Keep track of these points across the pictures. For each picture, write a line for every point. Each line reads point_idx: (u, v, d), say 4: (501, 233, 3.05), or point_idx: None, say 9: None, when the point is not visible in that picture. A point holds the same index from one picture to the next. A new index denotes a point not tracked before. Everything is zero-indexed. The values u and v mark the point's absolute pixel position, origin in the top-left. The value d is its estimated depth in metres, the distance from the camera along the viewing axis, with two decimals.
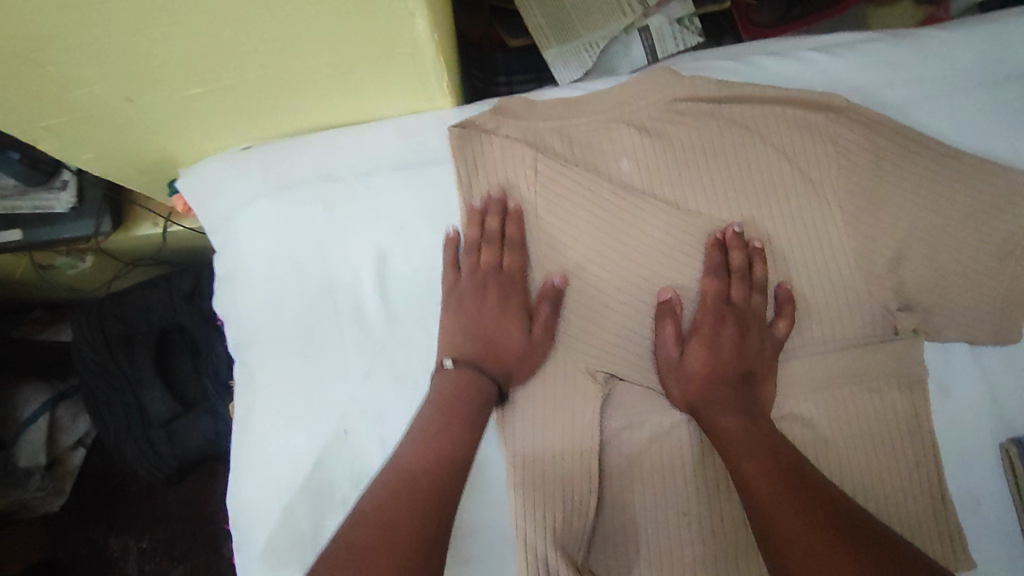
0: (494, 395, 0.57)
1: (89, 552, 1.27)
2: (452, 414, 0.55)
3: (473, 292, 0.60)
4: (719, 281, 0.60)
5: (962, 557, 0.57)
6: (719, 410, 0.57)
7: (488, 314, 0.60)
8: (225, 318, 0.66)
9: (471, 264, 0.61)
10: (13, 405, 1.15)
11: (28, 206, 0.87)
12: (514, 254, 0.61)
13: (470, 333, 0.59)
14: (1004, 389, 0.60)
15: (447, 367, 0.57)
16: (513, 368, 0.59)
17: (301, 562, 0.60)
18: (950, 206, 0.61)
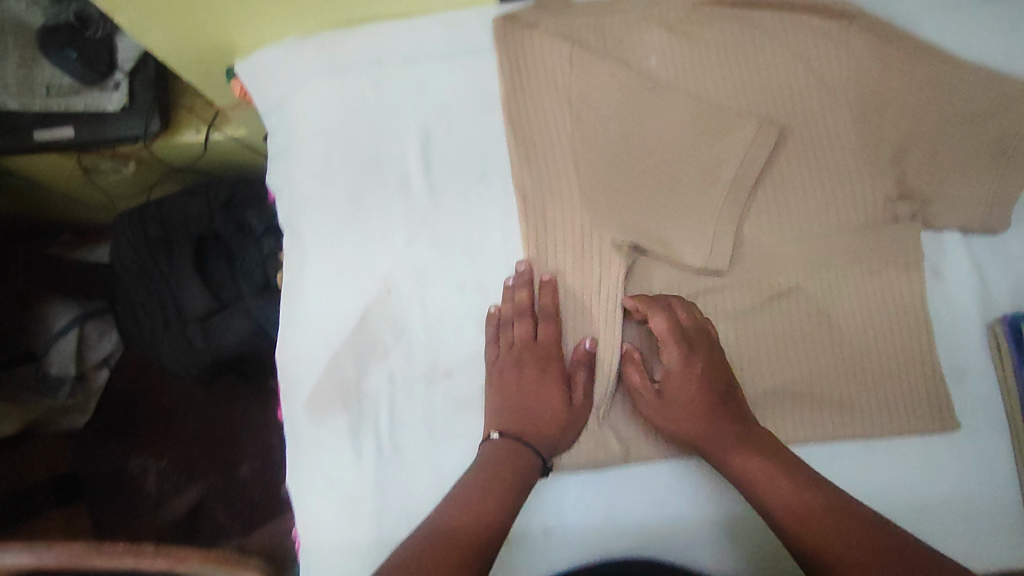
0: (539, 463, 0.61)
1: (110, 470, 1.25)
2: (503, 471, 0.58)
3: (513, 363, 0.64)
4: (667, 316, 0.63)
5: (945, 417, 0.65)
6: (729, 448, 0.59)
7: (529, 383, 0.63)
8: (277, 193, 0.72)
9: (508, 337, 0.65)
10: (44, 319, 1.18)
11: (81, 104, 0.92)
12: (547, 326, 0.65)
13: (512, 400, 0.63)
14: (990, 274, 0.67)
15: (496, 439, 0.61)
16: (557, 430, 0.63)
17: (344, 405, 0.67)
18: (951, 107, 0.66)
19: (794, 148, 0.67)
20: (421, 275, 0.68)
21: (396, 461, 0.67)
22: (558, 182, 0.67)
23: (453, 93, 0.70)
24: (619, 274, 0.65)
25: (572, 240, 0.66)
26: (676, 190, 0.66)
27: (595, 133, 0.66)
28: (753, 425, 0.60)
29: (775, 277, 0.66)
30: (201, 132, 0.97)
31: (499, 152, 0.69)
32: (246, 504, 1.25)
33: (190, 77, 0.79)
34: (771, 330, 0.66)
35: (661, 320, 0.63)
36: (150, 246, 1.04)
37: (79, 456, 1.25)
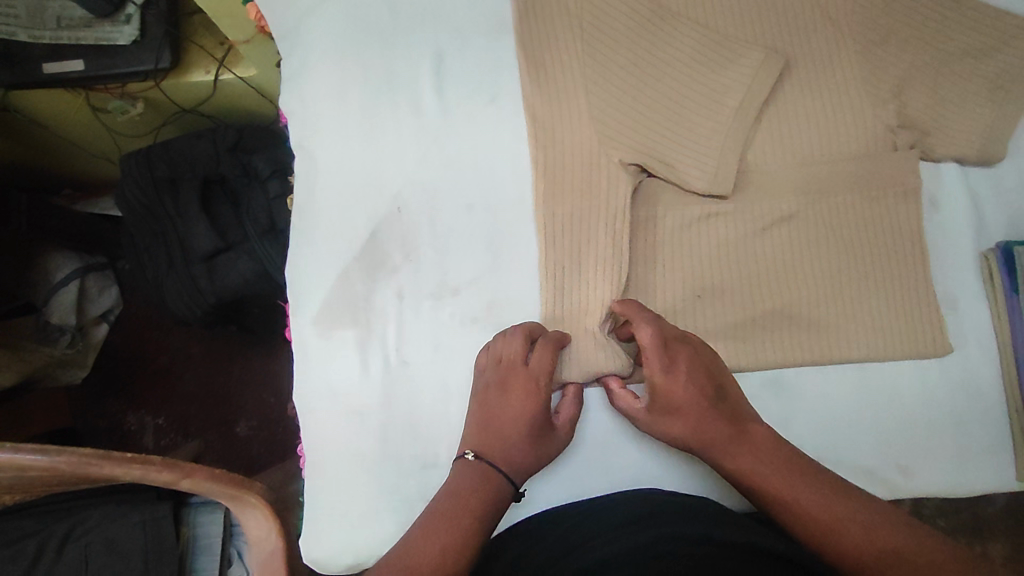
0: (510, 491, 0.60)
1: (106, 427, 1.21)
2: (471, 502, 0.57)
3: (500, 386, 0.62)
4: (651, 327, 0.61)
5: (940, 341, 0.66)
6: (728, 453, 0.59)
7: (513, 407, 0.61)
8: (289, 115, 0.72)
9: (496, 354, 0.63)
10: (44, 268, 1.12)
11: (92, 36, 0.93)
12: (540, 355, 0.63)
13: (491, 420, 0.62)
14: (982, 206, 0.70)
15: (468, 459, 0.60)
16: (533, 461, 0.61)
17: (353, 320, 0.68)
18: (950, 42, 0.68)
19: (799, 79, 0.69)
20: (433, 194, 0.69)
21: (403, 376, 0.67)
22: (569, 105, 0.68)
23: (468, 19, 0.72)
24: (626, 193, 0.66)
25: (581, 161, 0.67)
26: (685, 115, 0.67)
27: (604, 58, 0.68)
28: (748, 424, 0.60)
29: (775, 201, 0.67)
30: (211, 73, 0.97)
31: (511, 75, 0.71)
32: (242, 460, 1.19)
33: (203, 5, 0.80)
34: (773, 253, 0.67)
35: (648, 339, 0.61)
36: (156, 185, 1.02)
37: (75, 412, 1.21)
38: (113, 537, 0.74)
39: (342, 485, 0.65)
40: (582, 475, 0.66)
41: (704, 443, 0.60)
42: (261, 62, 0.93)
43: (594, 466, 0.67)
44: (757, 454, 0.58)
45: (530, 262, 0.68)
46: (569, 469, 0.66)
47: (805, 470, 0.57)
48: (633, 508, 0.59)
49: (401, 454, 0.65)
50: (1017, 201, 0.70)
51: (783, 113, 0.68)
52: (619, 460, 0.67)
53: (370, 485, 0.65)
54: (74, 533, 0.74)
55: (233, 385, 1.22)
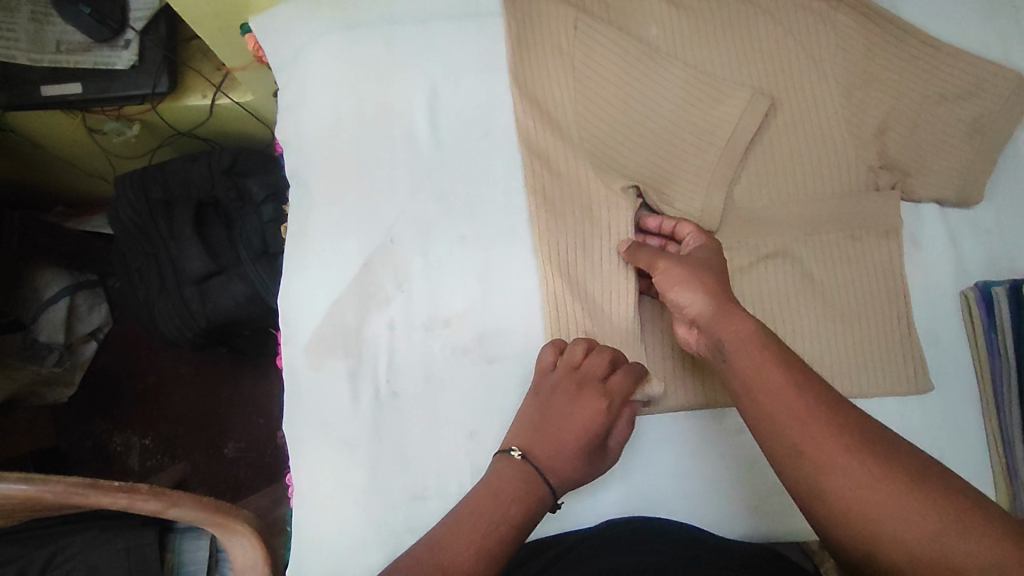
0: (548, 501, 0.57)
1: (91, 447, 1.19)
2: (511, 510, 0.55)
3: (569, 390, 0.61)
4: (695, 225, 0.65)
5: (922, 378, 0.68)
6: (726, 306, 0.57)
7: (580, 418, 0.60)
8: (285, 146, 0.73)
9: (571, 359, 0.63)
10: (32, 287, 1.11)
11: (91, 61, 0.94)
12: (622, 376, 0.61)
13: (552, 425, 0.60)
14: (963, 243, 0.72)
15: (513, 457, 0.58)
16: (575, 478, 0.59)
17: (343, 350, 0.68)
18: (930, 87, 0.71)
19: (784, 119, 0.71)
20: (425, 224, 0.70)
21: (393, 407, 0.67)
22: (561, 138, 0.69)
23: (464, 52, 0.73)
24: (619, 226, 0.67)
25: (573, 196, 0.69)
26: (674, 153, 0.69)
27: (595, 94, 0.70)
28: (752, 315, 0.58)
29: (763, 237, 0.69)
30: (207, 98, 0.98)
31: (503, 108, 0.72)
32: (229, 483, 1.18)
33: (202, 33, 0.81)
34: (762, 289, 0.68)
35: (692, 232, 0.64)
36: (150, 207, 1.03)
37: (59, 431, 1.19)
38: (95, 563, 0.73)
39: (329, 516, 0.65)
40: (572, 508, 0.66)
41: (712, 298, 0.58)
42: (259, 87, 0.95)
43: (614, 495, 0.66)
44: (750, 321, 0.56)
45: (524, 291, 0.69)
46: (591, 499, 0.66)
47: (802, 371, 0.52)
48: (623, 532, 0.59)
49: (389, 484, 0.66)
50: (997, 241, 0.72)
51: (769, 154, 0.70)
52: (628, 487, 0.66)
53: (358, 515, 0.65)
54: (56, 560, 0.73)
55: (223, 406, 1.21)
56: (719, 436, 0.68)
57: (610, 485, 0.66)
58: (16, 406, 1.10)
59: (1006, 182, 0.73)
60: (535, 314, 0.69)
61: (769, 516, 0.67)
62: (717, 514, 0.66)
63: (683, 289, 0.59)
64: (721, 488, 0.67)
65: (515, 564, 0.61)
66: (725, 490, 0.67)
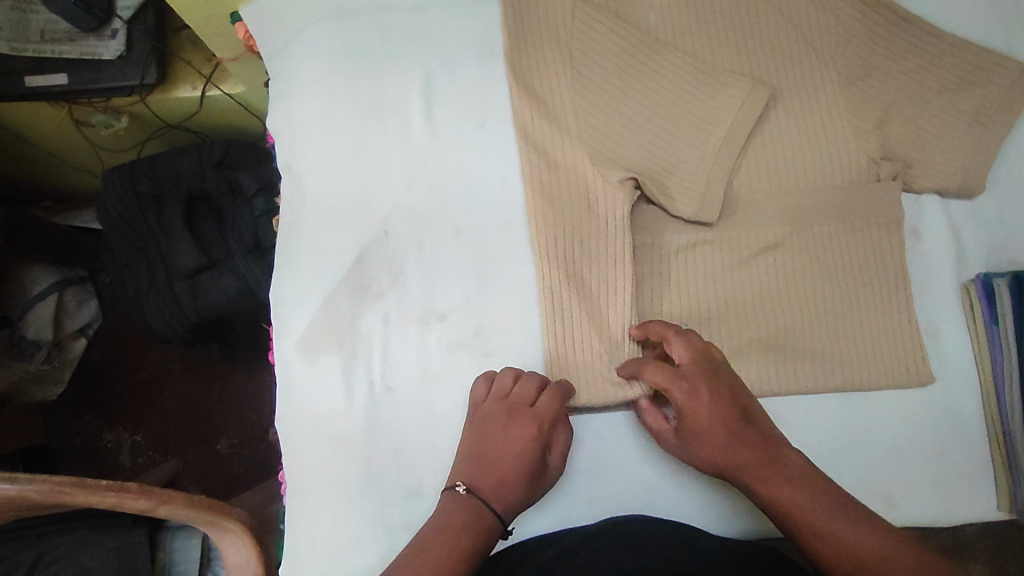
0: (498, 530, 0.56)
1: (81, 444, 1.17)
2: (461, 539, 0.53)
3: (501, 420, 0.60)
4: (658, 367, 0.61)
5: (923, 370, 0.67)
6: (767, 484, 0.57)
7: (514, 444, 0.59)
8: (277, 136, 0.72)
9: (502, 389, 0.62)
10: (18, 283, 1.09)
11: (77, 51, 0.92)
12: (549, 398, 0.62)
13: (489, 454, 0.59)
14: (964, 235, 0.71)
15: (459, 492, 0.57)
16: (520, 505, 0.58)
17: (337, 345, 0.67)
18: (931, 77, 0.70)
19: (784, 108, 0.70)
20: (421, 218, 0.68)
21: (387, 403, 0.66)
22: (559, 130, 0.68)
23: (459, 42, 0.72)
24: (619, 218, 0.66)
25: (571, 189, 0.67)
26: (674, 145, 0.68)
27: (594, 85, 0.68)
28: (782, 449, 0.58)
29: (762, 230, 0.68)
30: (197, 89, 0.96)
31: (500, 100, 0.71)
32: (220, 479, 1.16)
33: (191, 22, 0.79)
34: (762, 282, 0.68)
35: (667, 377, 0.61)
36: (139, 201, 1.00)
37: (48, 428, 1.17)
38: (84, 564, 0.72)
39: (321, 513, 0.64)
40: (568, 505, 0.65)
41: (751, 475, 0.58)
42: (250, 78, 0.93)
43: (611, 492, 0.65)
44: (800, 489, 0.55)
45: (522, 285, 0.68)
46: (587, 497, 0.65)
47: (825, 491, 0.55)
48: (625, 532, 0.58)
49: (383, 480, 0.64)
50: (998, 232, 0.71)
51: (770, 145, 0.69)
52: (625, 484, 0.65)
53: (351, 513, 0.64)
54: (44, 561, 0.72)
55: (215, 403, 1.20)
56: None
57: (608, 482, 0.65)
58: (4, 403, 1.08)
59: (1008, 173, 0.72)
60: (532, 309, 0.67)
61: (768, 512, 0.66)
62: (697, 502, 0.66)
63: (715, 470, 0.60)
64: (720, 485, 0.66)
65: (514, 558, 0.59)
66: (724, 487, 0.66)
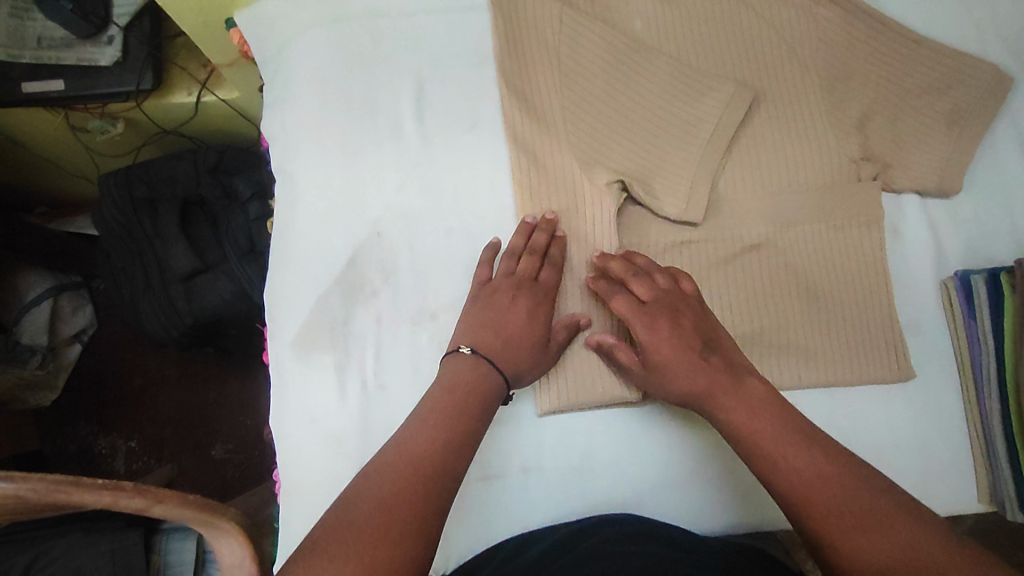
0: (503, 392, 0.61)
1: (76, 450, 1.17)
2: (468, 399, 0.57)
3: (508, 289, 0.64)
4: (623, 297, 0.63)
5: (904, 366, 0.68)
6: (725, 406, 0.58)
7: (520, 310, 0.64)
8: (271, 140, 0.73)
9: (507, 266, 0.66)
10: (13, 289, 1.09)
11: (73, 58, 0.93)
12: (549, 271, 0.66)
13: (495, 320, 0.63)
14: (944, 233, 0.73)
15: (465, 354, 0.61)
16: (523, 368, 0.62)
17: (331, 344, 0.68)
18: (909, 80, 0.72)
19: (767, 111, 0.72)
20: (412, 218, 0.70)
21: (380, 401, 0.67)
22: (549, 131, 0.70)
23: (450, 47, 0.73)
24: (607, 217, 0.68)
25: (561, 189, 0.69)
26: (660, 147, 0.70)
27: (583, 88, 0.70)
28: (744, 375, 0.59)
29: (747, 230, 0.70)
30: (192, 95, 0.97)
31: (490, 103, 0.72)
32: (215, 484, 1.17)
33: (186, 28, 0.80)
34: (746, 281, 0.69)
35: (628, 308, 0.63)
36: (135, 206, 1.01)
37: (43, 434, 1.18)
38: (79, 566, 0.73)
39: (316, 511, 0.65)
40: (557, 501, 0.66)
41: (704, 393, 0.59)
42: (245, 84, 0.94)
43: (598, 486, 0.66)
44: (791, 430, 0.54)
45: None
46: (575, 492, 0.66)
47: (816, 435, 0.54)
48: (616, 527, 0.59)
49: None
50: (977, 230, 0.73)
51: (754, 147, 0.71)
52: (614, 479, 0.66)
53: None
54: (39, 564, 0.72)
55: (210, 407, 1.20)
56: (685, 421, 0.68)
57: (595, 476, 0.66)
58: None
59: (985, 173, 0.74)
60: None
61: (754, 504, 0.67)
62: (685, 496, 0.67)
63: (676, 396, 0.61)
64: (706, 478, 0.67)
65: (506, 553, 0.60)
66: (709, 479, 0.67)
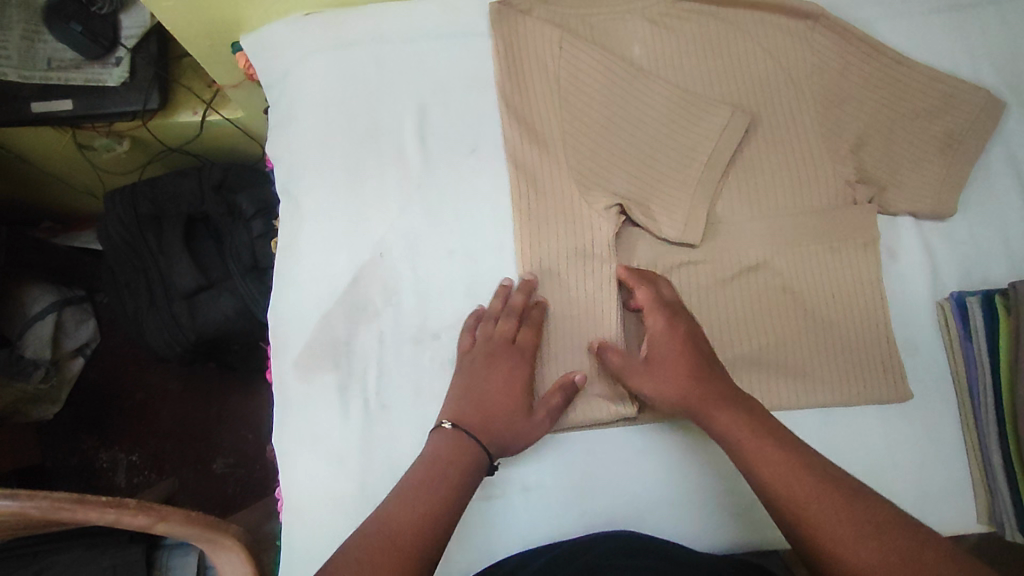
0: (486, 464, 0.60)
1: (78, 464, 1.18)
2: (449, 474, 0.57)
3: (485, 354, 0.64)
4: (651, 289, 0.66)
5: (900, 387, 0.69)
6: (725, 412, 0.59)
7: (498, 379, 0.63)
8: (275, 161, 0.74)
9: (486, 330, 0.66)
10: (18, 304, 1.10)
11: (81, 78, 0.94)
12: (528, 331, 0.66)
13: (475, 390, 0.63)
14: (939, 254, 0.74)
15: (445, 427, 0.61)
16: (507, 436, 0.61)
17: (333, 363, 0.68)
18: (903, 104, 0.73)
19: (764, 135, 0.73)
20: (413, 240, 0.71)
21: (382, 420, 0.67)
22: (548, 154, 0.71)
23: (451, 70, 0.75)
24: (607, 239, 0.69)
25: (562, 211, 0.70)
26: (658, 170, 0.71)
27: (582, 113, 0.71)
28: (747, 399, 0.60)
29: (745, 251, 0.70)
30: (198, 114, 0.99)
31: (491, 125, 0.73)
32: (216, 498, 1.17)
33: (194, 51, 0.81)
34: (743, 301, 0.70)
35: (647, 299, 0.65)
36: (140, 222, 1.02)
37: (44, 448, 1.18)
38: None
39: (316, 528, 0.65)
40: (559, 511, 0.67)
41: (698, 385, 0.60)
42: (250, 104, 0.96)
43: (602, 498, 0.67)
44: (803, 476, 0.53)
45: None
46: (574, 505, 0.67)
47: (829, 476, 0.53)
48: (630, 542, 0.60)
49: (378, 495, 0.65)
50: (972, 251, 0.74)
51: (751, 169, 0.72)
52: (616, 496, 0.67)
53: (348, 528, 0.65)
54: None
55: (211, 422, 1.21)
56: (688, 436, 0.69)
57: (597, 490, 0.67)
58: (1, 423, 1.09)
59: (980, 194, 0.75)
60: None
61: (752, 524, 0.67)
62: (685, 514, 0.67)
63: (665, 391, 0.62)
64: (706, 497, 0.67)
65: (506, 569, 0.60)
66: (710, 497, 0.67)
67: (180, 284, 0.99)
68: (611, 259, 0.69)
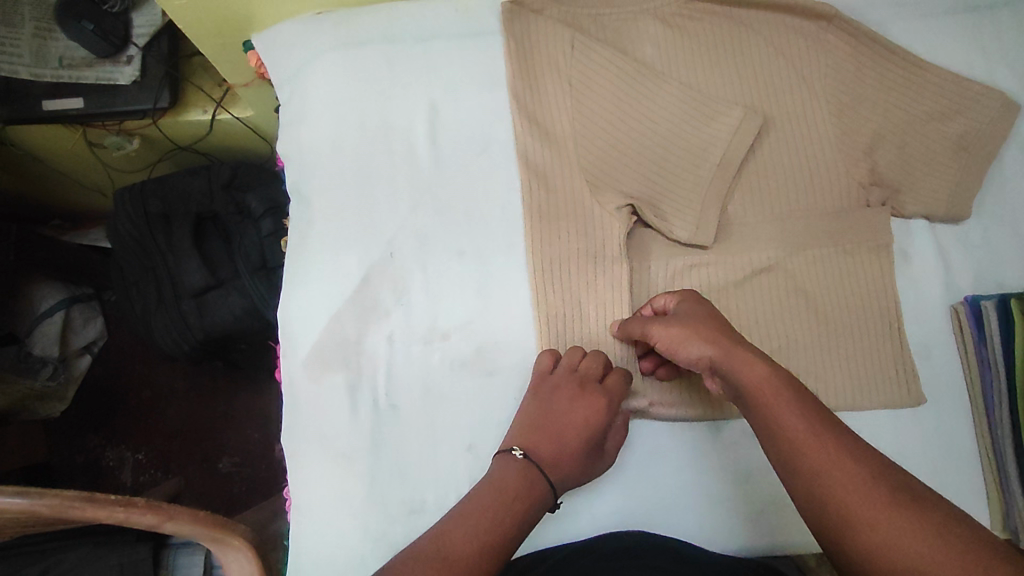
0: (549, 502, 0.58)
1: (84, 462, 1.18)
2: (513, 507, 0.55)
3: (570, 388, 0.64)
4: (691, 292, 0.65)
5: (913, 391, 0.68)
6: (744, 360, 0.55)
7: (579, 416, 0.63)
8: (286, 160, 0.74)
9: (572, 360, 0.66)
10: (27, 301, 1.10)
11: (92, 77, 0.94)
12: (616, 378, 0.66)
13: (552, 422, 0.63)
14: (953, 258, 0.73)
15: (517, 457, 0.60)
16: (573, 476, 0.62)
17: (343, 363, 0.68)
18: (917, 107, 0.73)
19: (776, 136, 0.72)
20: (424, 239, 0.70)
21: (392, 420, 0.67)
22: (560, 154, 0.71)
23: (463, 69, 0.75)
24: (619, 239, 0.69)
25: (574, 211, 0.69)
26: (671, 171, 0.70)
27: (595, 114, 0.71)
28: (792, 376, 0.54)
29: (758, 252, 0.70)
30: (208, 113, 0.99)
31: (503, 125, 0.73)
32: (222, 498, 1.17)
33: (204, 50, 0.82)
34: (754, 303, 0.70)
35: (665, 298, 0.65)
36: (149, 221, 1.02)
37: (51, 445, 1.18)
38: None
39: (325, 527, 0.65)
40: (570, 514, 0.66)
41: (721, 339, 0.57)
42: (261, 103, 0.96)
43: (614, 503, 0.67)
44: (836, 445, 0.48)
45: (522, 304, 0.70)
46: (585, 509, 0.66)
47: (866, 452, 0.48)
48: (638, 543, 0.60)
49: (386, 495, 0.65)
50: (986, 255, 0.73)
51: (764, 171, 0.72)
52: (628, 501, 0.67)
53: (356, 528, 0.65)
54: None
55: (218, 420, 1.21)
56: (698, 440, 0.68)
57: (608, 493, 0.67)
58: (9, 420, 1.09)
59: (994, 198, 0.74)
60: (533, 327, 0.69)
61: (764, 529, 0.67)
62: (698, 519, 0.66)
63: (691, 339, 0.59)
64: (717, 502, 0.67)
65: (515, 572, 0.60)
66: (721, 502, 0.67)
67: (189, 283, 0.99)
68: (622, 259, 0.69)
